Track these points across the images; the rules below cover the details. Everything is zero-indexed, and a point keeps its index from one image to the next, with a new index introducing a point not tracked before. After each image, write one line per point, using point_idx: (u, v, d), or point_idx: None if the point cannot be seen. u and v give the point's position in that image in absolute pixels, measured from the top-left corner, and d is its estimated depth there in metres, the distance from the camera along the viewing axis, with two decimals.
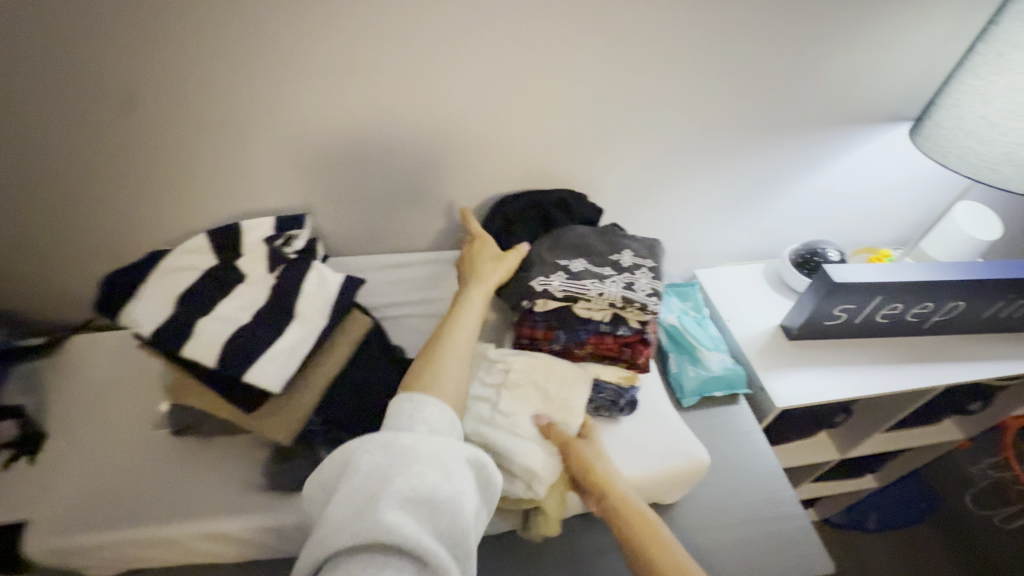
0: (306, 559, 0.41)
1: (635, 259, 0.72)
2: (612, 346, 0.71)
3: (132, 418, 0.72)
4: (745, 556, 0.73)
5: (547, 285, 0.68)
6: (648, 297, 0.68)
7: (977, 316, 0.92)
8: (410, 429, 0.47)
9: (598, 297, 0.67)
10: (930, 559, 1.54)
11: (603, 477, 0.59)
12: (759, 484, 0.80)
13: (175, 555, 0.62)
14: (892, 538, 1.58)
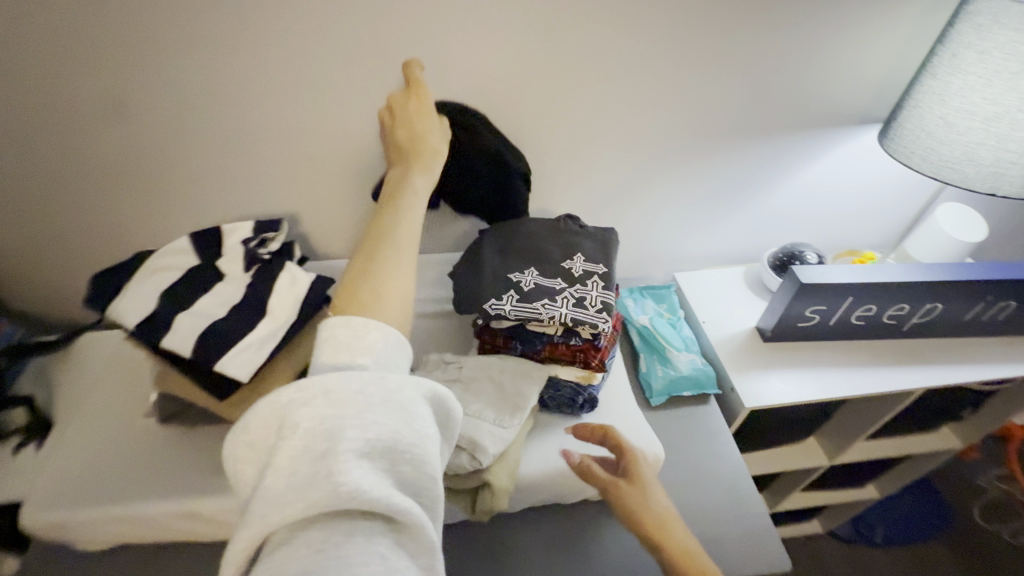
0: (238, 547, 0.31)
1: (587, 268, 0.73)
2: (566, 353, 0.72)
3: (126, 407, 0.78)
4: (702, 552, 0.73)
5: (499, 309, 0.68)
6: (599, 314, 0.69)
7: (958, 318, 0.91)
8: (353, 362, 0.38)
9: (549, 319, 0.68)
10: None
11: (657, 529, 0.54)
12: (723, 481, 0.81)
13: (157, 532, 0.67)
14: (900, 554, 1.55)
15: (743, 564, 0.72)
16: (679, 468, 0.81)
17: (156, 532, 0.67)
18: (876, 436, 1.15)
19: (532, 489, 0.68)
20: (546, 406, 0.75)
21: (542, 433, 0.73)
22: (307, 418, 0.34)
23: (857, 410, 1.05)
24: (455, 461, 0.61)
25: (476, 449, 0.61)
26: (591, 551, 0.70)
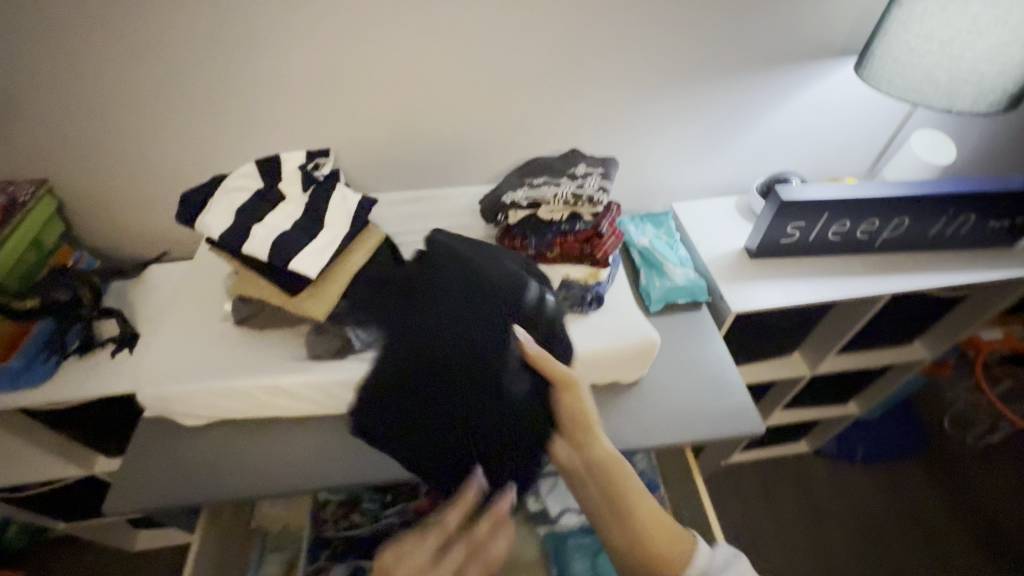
0: None
1: (587, 168, 0.87)
2: (574, 243, 0.86)
3: (199, 312, 0.92)
4: (691, 422, 0.86)
5: (514, 198, 0.85)
6: (596, 193, 0.83)
7: (923, 233, 1.02)
8: None
9: (554, 198, 0.84)
10: (913, 486, 1.68)
11: (590, 432, 0.67)
12: (712, 369, 0.93)
13: (245, 404, 0.82)
14: (879, 470, 1.72)
15: (726, 430, 0.85)
16: (671, 360, 0.95)
17: (246, 404, 0.82)
18: (852, 350, 1.28)
19: None
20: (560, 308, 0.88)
21: None
22: None
23: (828, 327, 1.17)
24: None
25: None
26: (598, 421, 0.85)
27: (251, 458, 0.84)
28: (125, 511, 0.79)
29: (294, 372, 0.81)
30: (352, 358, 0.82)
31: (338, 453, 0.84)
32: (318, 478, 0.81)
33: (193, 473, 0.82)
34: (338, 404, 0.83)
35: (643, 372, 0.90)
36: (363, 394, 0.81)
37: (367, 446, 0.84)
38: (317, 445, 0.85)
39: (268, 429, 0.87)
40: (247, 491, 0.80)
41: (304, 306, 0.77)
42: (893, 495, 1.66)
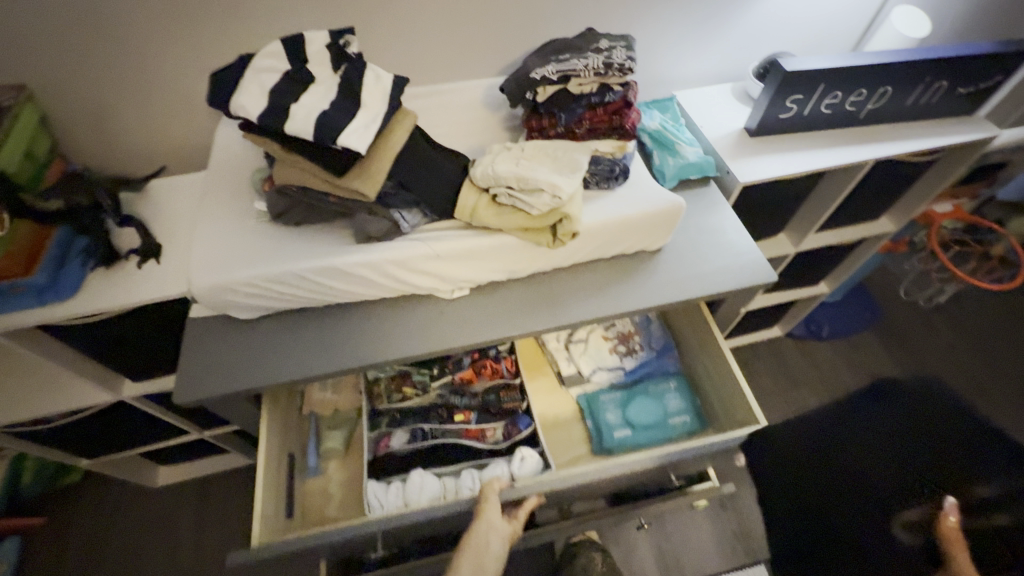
0: None
1: (611, 41, 0.89)
2: (604, 116, 0.90)
3: (231, 212, 0.90)
4: (713, 277, 0.96)
5: (544, 73, 0.87)
6: (624, 62, 0.86)
7: (902, 102, 1.12)
8: None
9: (585, 69, 0.86)
10: (871, 355, 1.97)
11: None
12: (725, 234, 1.02)
13: (301, 290, 0.85)
14: (841, 344, 2.01)
15: (746, 280, 0.95)
16: (690, 228, 1.03)
17: (302, 291, 0.85)
18: (831, 226, 1.41)
19: (588, 235, 0.89)
20: (589, 184, 0.93)
21: (589, 199, 0.92)
22: None
23: (812, 203, 1.29)
24: (539, 200, 0.79)
25: (556, 190, 0.78)
26: (629, 284, 0.95)
27: (312, 342, 0.87)
28: (199, 400, 0.82)
29: (347, 255, 0.83)
30: (402, 237, 0.85)
31: (396, 330, 0.89)
32: (383, 352, 0.86)
33: (258, 361, 0.85)
34: (393, 285, 0.87)
35: (665, 240, 0.98)
36: (417, 270, 0.85)
37: (425, 323, 0.90)
38: (374, 323, 0.90)
39: (322, 316, 0.90)
40: (315, 371, 0.84)
41: (357, 185, 0.78)
42: (853, 361, 1.96)
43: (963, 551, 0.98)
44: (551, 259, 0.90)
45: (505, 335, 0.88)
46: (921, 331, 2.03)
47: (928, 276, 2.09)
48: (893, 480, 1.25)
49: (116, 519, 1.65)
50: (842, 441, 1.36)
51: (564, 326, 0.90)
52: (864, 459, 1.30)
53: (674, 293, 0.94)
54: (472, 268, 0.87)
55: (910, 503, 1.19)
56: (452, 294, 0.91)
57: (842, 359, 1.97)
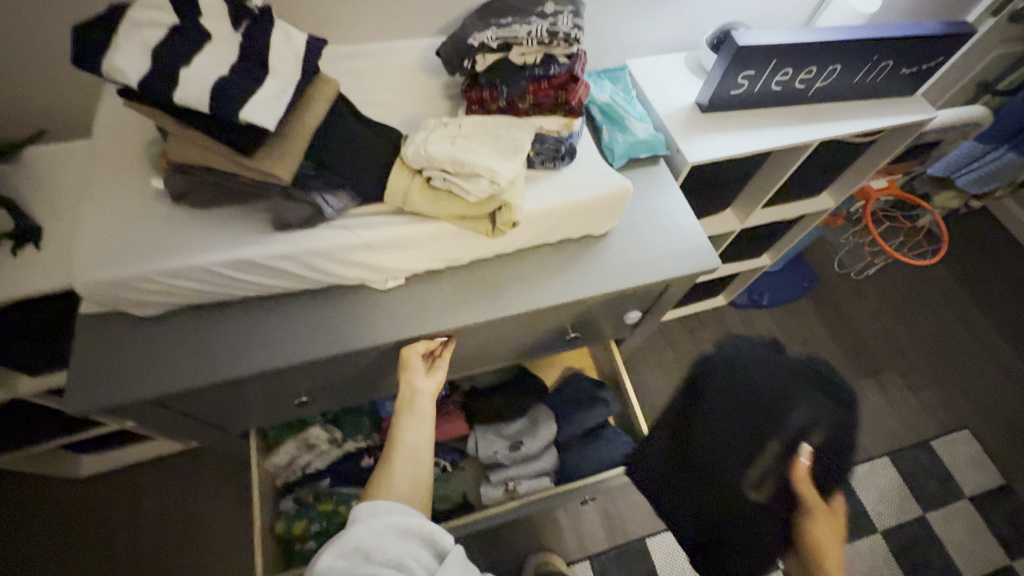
0: (357, 532, 0.59)
1: (557, 5, 0.80)
2: (548, 91, 0.84)
3: (122, 190, 0.78)
4: (659, 264, 0.94)
5: (482, 39, 0.80)
6: (569, 31, 0.78)
7: (848, 82, 1.11)
8: (370, 513, 0.62)
9: (527, 37, 0.78)
10: (803, 321, 2.09)
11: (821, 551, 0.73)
12: (673, 218, 0.99)
13: (209, 283, 0.75)
14: (778, 311, 2.10)
15: (691, 268, 0.94)
16: (638, 209, 1.00)
17: (213, 283, 0.76)
18: (775, 202, 1.43)
19: (531, 220, 0.83)
20: (533, 163, 0.87)
21: (533, 182, 0.86)
22: (381, 524, 0.61)
23: (759, 181, 1.28)
24: (476, 186, 0.72)
25: (494, 175, 0.72)
26: (574, 271, 0.92)
27: (230, 339, 0.79)
28: (97, 408, 0.73)
29: (263, 245, 0.74)
30: (328, 224, 0.77)
31: (325, 323, 0.82)
32: (311, 350, 0.80)
33: (165, 363, 0.77)
34: (318, 276, 0.79)
35: (613, 224, 0.95)
36: (346, 261, 0.77)
37: (357, 315, 0.83)
38: (300, 316, 0.82)
39: (241, 310, 0.82)
40: (235, 372, 0.77)
41: (269, 168, 0.69)
42: (787, 328, 2.07)
43: (807, 483, 0.76)
44: (492, 247, 0.84)
45: (445, 328, 0.83)
46: (850, 298, 2.15)
47: (860, 247, 2.20)
48: (724, 463, 0.86)
49: (36, 515, 1.52)
50: (686, 437, 0.93)
51: (507, 316, 0.86)
52: (714, 439, 0.87)
53: (620, 280, 0.91)
54: (408, 256, 0.80)
55: (744, 457, 0.83)
56: (386, 285, 0.84)
57: (780, 327, 2.08)
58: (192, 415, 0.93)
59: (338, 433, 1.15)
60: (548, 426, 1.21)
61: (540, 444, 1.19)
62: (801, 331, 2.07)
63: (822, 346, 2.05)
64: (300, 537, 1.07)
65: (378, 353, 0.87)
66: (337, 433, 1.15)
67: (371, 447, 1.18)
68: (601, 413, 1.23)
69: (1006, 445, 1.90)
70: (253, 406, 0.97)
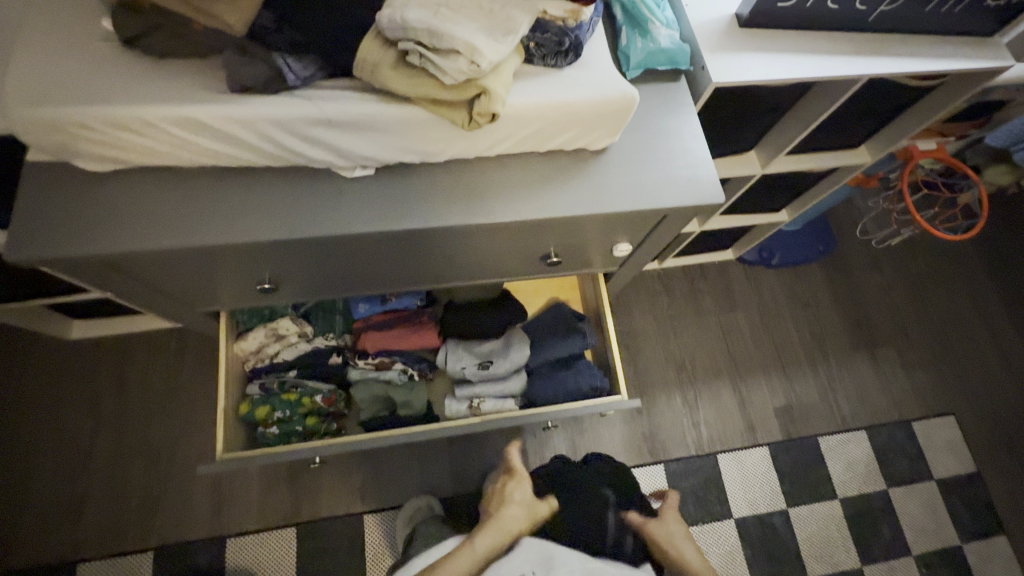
0: None
1: None
2: None
3: (68, 26, 0.70)
4: (655, 192, 0.85)
5: None
6: None
7: (919, 10, 0.95)
8: None
9: None
10: (809, 286, 2.01)
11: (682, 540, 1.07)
12: (682, 144, 0.89)
13: (155, 142, 0.69)
14: (785, 273, 2.01)
15: (688, 200, 0.85)
16: (644, 129, 0.90)
17: (162, 143, 0.69)
18: (803, 151, 1.30)
19: (516, 121, 0.74)
20: (532, 58, 0.77)
21: (526, 77, 0.76)
22: None
23: (789, 121, 1.15)
24: (453, 66, 0.64)
25: (474, 55, 0.63)
26: (560, 187, 0.84)
27: (181, 207, 0.75)
28: (41, 260, 0.71)
29: (212, 104, 0.67)
30: (288, 92, 0.69)
31: (282, 206, 0.77)
32: (265, 232, 0.75)
33: (111, 224, 0.73)
34: (278, 152, 0.72)
35: (611, 140, 0.85)
36: (305, 136, 0.70)
37: (319, 202, 0.77)
38: (258, 194, 0.77)
39: (195, 179, 0.76)
40: (184, 243, 0.73)
41: (218, 10, 0.61)
42: (790, 292, 1.99)
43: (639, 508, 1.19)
44: (471, 145, 0.76)
45: (411, 228, 0.77)
46: (865, 269, 2.04)
47: (888, 214, 2.06)
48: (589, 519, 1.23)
49: (28, 369, 1.59)
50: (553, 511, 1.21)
51: (479, 226, 0.80)
52: None
53: (610, 203, 0.83)
54: (376, 142, 0.73)
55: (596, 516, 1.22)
56: (354, 174, 0.78)
57: (784, 289, 2.00)
58: (153, 288, 0.91)
59: (308, 328, 1.14)
60: (520, 349, 1.19)
61: (510, 365, 1.17)
62: (805, 295, 2.00)
63: (822, 314, 1.98)
64: (263, 421, 1.10)
65: (341, 246, 0.82)
66: (308, 327, 1.14)
67: (342, 346, 1.18)
68: (577, 344, 1.21)
69: (989, 437, 1.87)
70: (216, 284, 0.95)
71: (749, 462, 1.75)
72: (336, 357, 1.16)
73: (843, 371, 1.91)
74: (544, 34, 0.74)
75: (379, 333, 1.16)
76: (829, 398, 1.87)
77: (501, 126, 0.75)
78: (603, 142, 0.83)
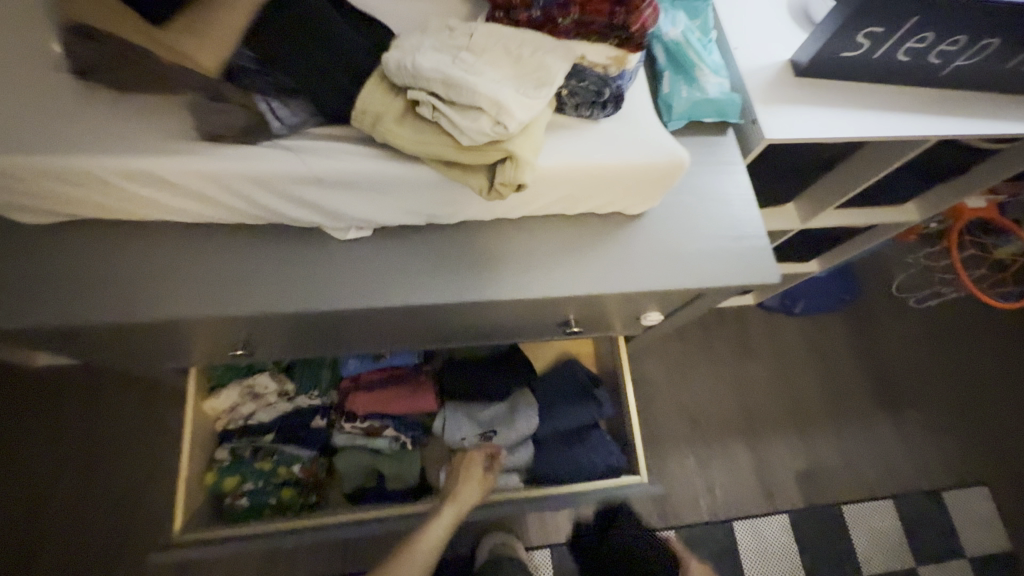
0: None
1: None
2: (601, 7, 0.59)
3: (12, 50, 0.58)
4: (699, 268, 0.73)
5: None
6: None
7: (999, 67, 0.84)
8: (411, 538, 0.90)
9: None
10: (835, 342, 1.84)
11: None
12: (731, 212, 0.76)
13: (103, 198, 0.58)
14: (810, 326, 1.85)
15: (736, 278, 0.73)
16: (687, 191, 0.78)
17: (113, 199, 0.58)
18: (846, 206, 1.18)
19: (543, 184, 0.62)
20: (564, 106, 0.65)
21: (556, 130, 0.65)
22: None
23: (837, 177, 1.03)
24: (472, 125, 0.51)
25: (500, 113, 0.51)
26: (590, 258, 0.71)
27: (133, 270, 0.62)
28: None
29: (174, 156, 0.55)
30: (271, 143, 0.57)
31: (259, 273, 0.64)
32: (234, 306, 0.62)
33: (47, 287, 0.60)
34: (254, 212, 0.60)
35: (649, 206, 0.73)
36: (289, 193, 0.58)
37: (305, 268, 0.65)
38: (230, 257, 0.64)
39: (154, 236, 0.64)
40: (135, 318, 0.61)
41: (185, 47, 0.50)
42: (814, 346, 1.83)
43: None
44: (486, 210, 0.64)
45: (410, 304, 0.65)
46: (896, 324, 1.89)
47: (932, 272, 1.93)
48: None
49: None
50: None
51: (491, 301, 0.67)
52: None
53: (646, 279, 0.71)
54: (374, 203, 0.61)
55: None
56: (345, 236, 0.66)
57: (807, 340, 1.84)
58: (106, 350, 0.79)
59: (290, 385, 1.01)
60: (528, 419, 1.05)
61: (516, 436, 1.04)
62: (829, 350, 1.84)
63: (844, 372, 1.81)
64: (232, 492, 0.97)
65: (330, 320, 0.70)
66: (289, 385, 1.01)
67: (326, 405, 1.04)
68: (591, 414, 1.09)
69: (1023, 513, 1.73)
70: (179, 346, 0.82)
71: (766, 532, 1.61)
72: (319, 419, 1.02)
73: (870, 434, 1.76)
74: (580, 84, 0.63)
75: (369, 396, 1.02)
76: (852, 462, 1.73)
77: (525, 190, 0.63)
78: (640, 208, 0.72)
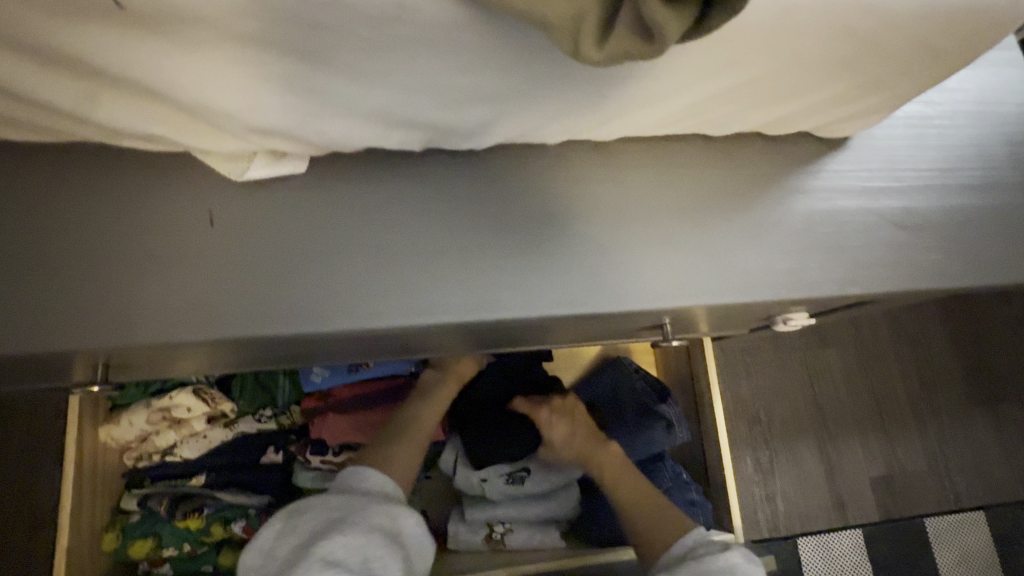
0: (325, 509, 0.50)
1: None
2: None
3: None
4: (960, 249, 0.38)
5: None
6: None
7: None
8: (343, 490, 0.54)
9: None
10: (942, 342, 1.19)
11: None
12: (1009, 142, 0.40)
13: None
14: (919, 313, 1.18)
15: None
16: (935, 89, 0.40)
17: None
18: None
19: (714, 48, 0.27)
20: None
21: None
22: (358, 532, 0.47)
23: None
24: None
25: None
26: (759, 224, 0.36)
27: None
28: None
29: None
30: None
31: (109, 254, 0.32)
32: (46, 331, 0.31)
33: None
34: (54, 108, 0.27)
35: (870, 132, 0.38)
36: (131, 78, 0.25)
37: (201, 247, 0.32)
38: (38, 228, 0.32)
39: None
40: None
41: None
42: (930, 349, 1.18)
43: None
44: (570, 116, 0.30)
45: (410, 324, 0.32)
46: None
47: None
48: None
49: None
50: None
51: (570, 316, 0.34)
52: None
53: (872, 266, 0.36)
54: (334, 94, 0.27)
55: None
56: (266, 173, 0.32)
57: (920, 333, 1.19)
58: None
59: (227, 406, 0.66)
60: None
61: (561, 478, 0.70)
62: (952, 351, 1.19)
63: (965, 370, 1.18)
64: (148, 559, 0.67)
65: (272, 345, 0.39)
66: (224, 406, 0.66)
67: (285, 429, 0.71)
68: (658, 445, 0.72)
69: None
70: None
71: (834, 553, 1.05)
72: (272, 454, 0.69)
73: (979, 435, 1.15)
74: None
75: (348, 420, 0.67)
76: (960, 483, 1.12)
77: (674, 62, 0.27)
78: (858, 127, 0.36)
